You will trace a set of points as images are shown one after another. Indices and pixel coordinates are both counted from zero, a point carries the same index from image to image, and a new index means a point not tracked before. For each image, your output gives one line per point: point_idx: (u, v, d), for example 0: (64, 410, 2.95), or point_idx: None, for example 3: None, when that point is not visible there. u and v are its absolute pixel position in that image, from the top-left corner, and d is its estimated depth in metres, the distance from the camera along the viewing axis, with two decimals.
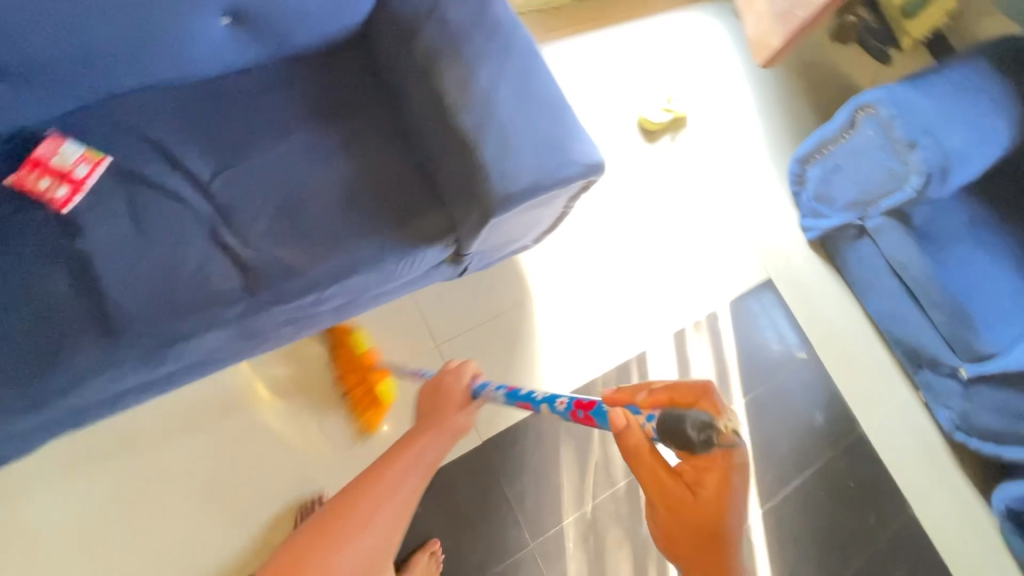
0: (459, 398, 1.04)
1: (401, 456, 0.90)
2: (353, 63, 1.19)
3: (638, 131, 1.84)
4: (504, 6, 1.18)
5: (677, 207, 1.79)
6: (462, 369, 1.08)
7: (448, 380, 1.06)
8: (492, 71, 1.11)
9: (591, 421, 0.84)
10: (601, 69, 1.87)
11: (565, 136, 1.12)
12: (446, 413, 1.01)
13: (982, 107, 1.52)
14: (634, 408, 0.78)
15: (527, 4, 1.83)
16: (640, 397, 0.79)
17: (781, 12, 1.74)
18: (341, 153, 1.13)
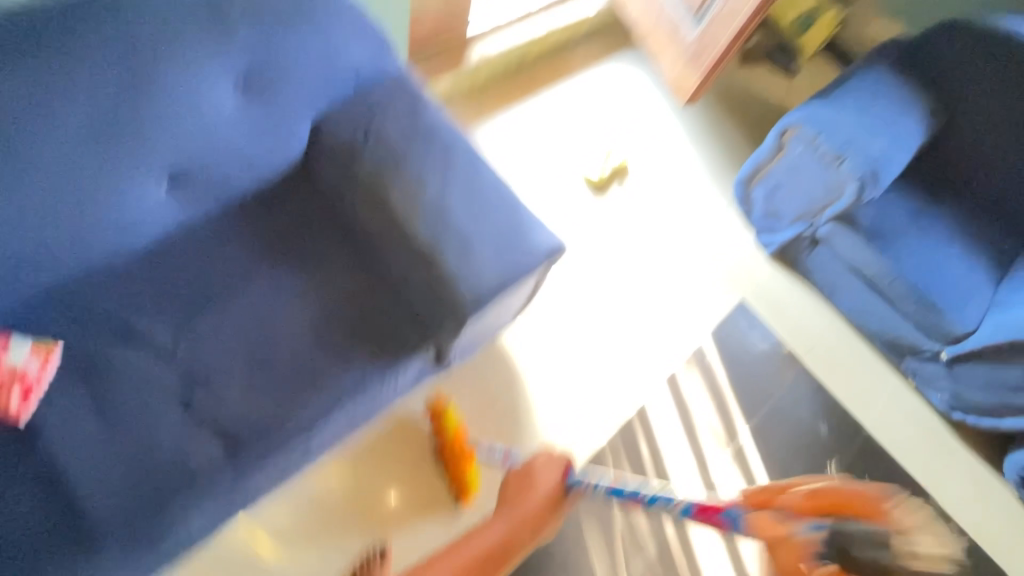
0: (549, 492, 0.89)
1: (477, 545, 0.76)
2: (296, 194, 1.20)
3: (585, 187, 1.90)
4: (437, 114, 1.23)
5: (640, 251, 1.83)
6: (552, 458, 0.95)
7: (539, 469, 0.93)
8: (440, 181, 1.15)
9: (716, 523, 0.72)
10: (538, 136, 1.94)
11: (523, 227, 1.16)
12: (532, 509, 0.85)
13: (889, 112, 1.65)
14: (779, 510, 0.64)
15: (455, 91, 1.91)
16: (785, 497, 0.65)
17: (690, 57, 1.83)
18: (302, 287, 1.12)
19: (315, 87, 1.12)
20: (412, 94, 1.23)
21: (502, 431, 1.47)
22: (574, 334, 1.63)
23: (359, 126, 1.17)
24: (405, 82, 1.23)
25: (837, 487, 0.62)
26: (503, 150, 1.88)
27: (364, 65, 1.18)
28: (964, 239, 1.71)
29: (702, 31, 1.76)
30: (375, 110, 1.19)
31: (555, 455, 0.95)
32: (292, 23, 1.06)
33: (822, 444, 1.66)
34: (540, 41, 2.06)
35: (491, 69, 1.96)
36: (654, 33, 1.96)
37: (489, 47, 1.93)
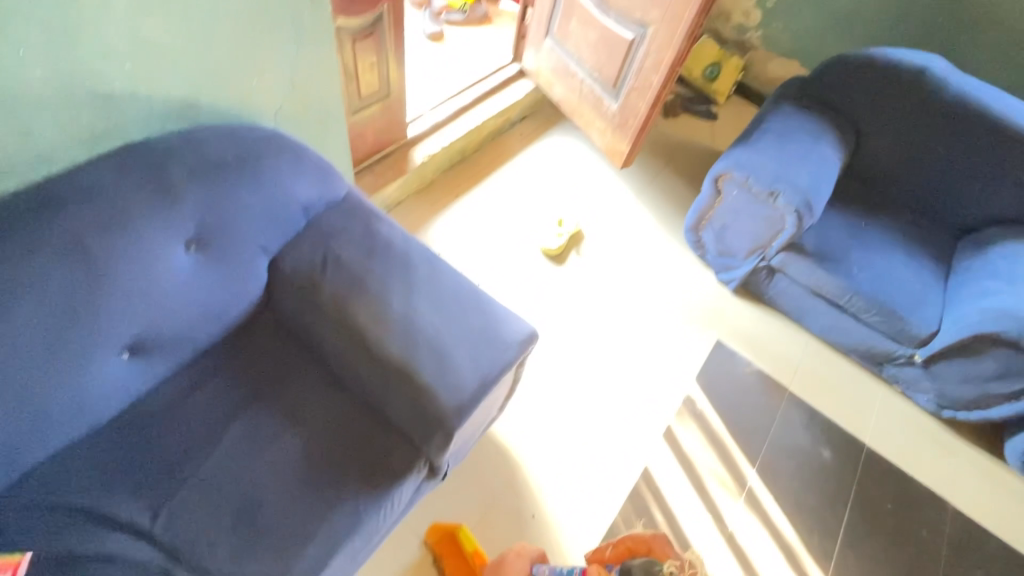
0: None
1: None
2: (267, 334, 1.21)
3: (545, 260, 1.96)
4: (391, 230, 1.28)
5: (610, 312, 1.87)
6: (522, 552, 1.22)
7: (511, 562, 1.20)
8: (404, 293, 1.17)
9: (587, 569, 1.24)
10: (492, 220, 2.02)
11: (492, 321, 1.17)
12: None
13: (806, 145, 1.78)
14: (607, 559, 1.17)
15: (405, 193, 1.98)
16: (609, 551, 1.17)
17: (616, 125, 1.95)
18: (283, 428, 1.10)
19: (266, 230, 1.16)
20: (364, 214, 1.28)
21: (511, 528, 1.41)
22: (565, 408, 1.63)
23: (316, 256, 1.20)
24: (355, 205, 1.29)
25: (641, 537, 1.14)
26: (461, 240, 1.94)
27: (312, 198, 1.23)
28: (903, 244, 1.82)
29: (623, 102, 1.89)
30: (330, 237, 1.23)
31: (525, 551, 1.22)
32: (236, 178, 1.10)
33: (831, 470, 1.65)
34: (477, 132, 2.17)
35: (435, 165, 2.05)
36: (580, 109, 2.10)
37: (432, 144, 2.02)
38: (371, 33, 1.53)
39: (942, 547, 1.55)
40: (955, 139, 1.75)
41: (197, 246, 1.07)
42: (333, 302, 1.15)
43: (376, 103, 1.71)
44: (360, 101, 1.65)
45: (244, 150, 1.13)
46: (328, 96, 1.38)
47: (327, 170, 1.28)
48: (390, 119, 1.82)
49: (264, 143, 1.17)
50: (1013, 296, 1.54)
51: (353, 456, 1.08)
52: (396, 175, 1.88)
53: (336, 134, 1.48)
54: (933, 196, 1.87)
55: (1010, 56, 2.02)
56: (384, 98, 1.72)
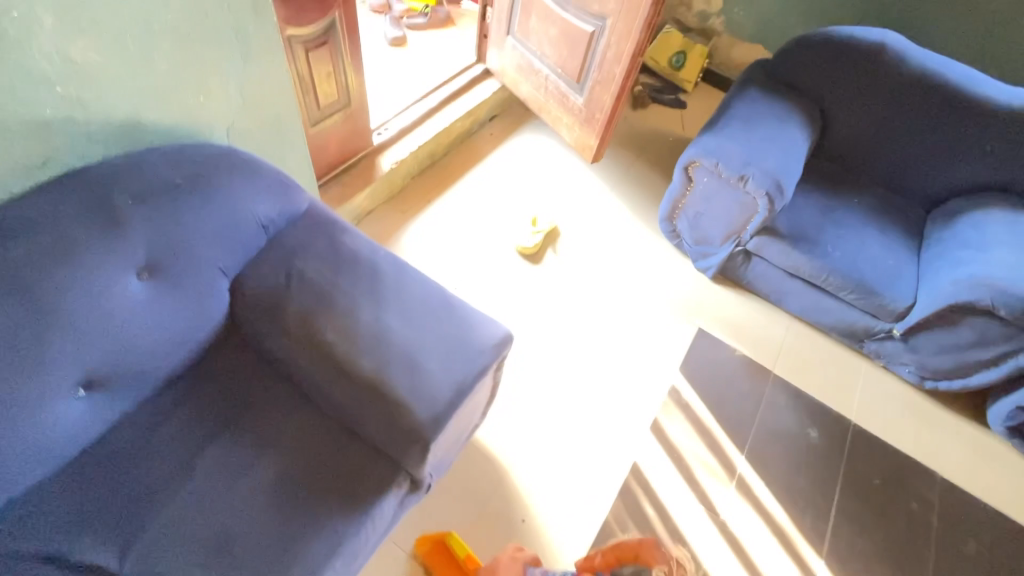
0: None
1: None
2: (235, 357, 1.17)
3: (522, 260, 1.94)
4: (358, 241, 1.25)
5: (591, 308, 1.86)
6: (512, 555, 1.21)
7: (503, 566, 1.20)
8: (373, 306, 1.14)
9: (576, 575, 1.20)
10: (465, 224, 1.99)
11: (464, 327, 1.14)
12: None
13: (773, 128, 1.78)
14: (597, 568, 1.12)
15: (374, 202, 1.94)
16: (597, 559, 1.13)
17: (584, 119, 1.94)
18: (255, 453, 1.06)
19: (224, 252, 1.12)
20: (328, 227, 1.25)
21: (502, 534, 1.39)
22: (550, 409, 1.61)
23: (280, 273, 1.17)
24: (317, 218, 1.26)
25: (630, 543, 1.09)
26: (435, 245, 1.91)
27: (272, 215, 1.20)
28: (875, 221, 1.83)
29: (588, 96, 1.87)
30: (293, 254, 1.19)
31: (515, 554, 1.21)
32: (187, 200, 1.07)
33: (820, 450, 1.65)
34: (446, 135, 2.14)
35: (405, 171, 2.02)
36: (546, 105, 2.08)
37: (399, 150, 1.98)
38: (325, 41, 1.49)
39: (932, 519, 1.56)
40: (918, 113, 1.77)
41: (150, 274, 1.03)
42: (300, 321, 1.12)
43: (337, 112, 1.67)
44: (320, 112, 1.61)
45: (193, 172, 1.10)
46: (283, 109, 1.34)
47: (286, 185, 1.24)
48: (353, 128, 1.78)
49: (215, 162, 1.13)
50: (984, 264, 1.55)
51: (329, 476, 1.05)
52: (364, 184, 1.85)
53: (296, 147, 1.44)
54: (902, 170, 1.89)
55: (968, 27, 2.04)
56: (345, 107, 1.69)
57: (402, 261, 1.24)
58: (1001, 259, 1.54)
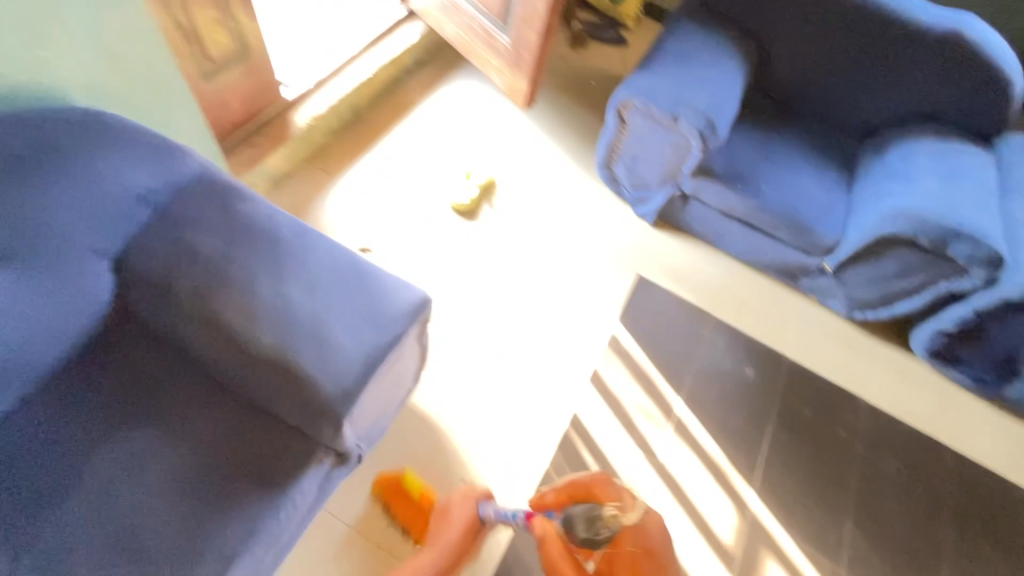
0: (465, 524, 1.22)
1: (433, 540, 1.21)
2: (129, 342, 1.10)
3: (456, 217, 1.86)
4: (256, 209, 1.15)
5: (528, 263, 1.82)
6: (466, 498, 1.26)
7: (456, 507, 1.24)
8: (274, 279, 1.07)
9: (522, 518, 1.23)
10: (395, 181, 1.88)
11: (375, 295, 1.08)
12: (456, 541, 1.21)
13: (705, 63, 1.71)
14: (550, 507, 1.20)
15: (292, 163, 1.81)
16: (549, 499, 1.20)
17: (511, 62, 1.82)
18: (159, 441, 1.01)
19: (94, 231, 1.02)
20: (220, 194, 1.14)
21: (443, 493, 1.39)
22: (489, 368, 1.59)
23: (168, 249, 1.07)
24: (208, 184, 1.14)
25: (583, 481, 1.17)
26: (362, 207, 1.81)
27: (152, 186, 1.09)
28: (809, 156, 1.81)
29: (514, 35, 1.74)
30: (182, 227, 1.09)
31: (470, 496, 1.26)
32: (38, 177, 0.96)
33: (753, 387, 1.69)
34: (368, 85, 1.99)
35: (324, 128, 1.88)
36: (473, 48, 1.94)
37: (315, 104, 1.83)
38: None
39: (855, 443, 1.65)
40: (851, 41, 1.72)
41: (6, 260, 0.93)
42: (194, 300, 1.04)
43: (233, 64, 1.51)
44: (212, 64, 1.45)
45: (44, 143, 0.98)
46: (156, 63, 1.19)
47: (166, 151, 1.13)
48: (257, 82, 1.62)
49: (68, 130, 1.01)
50: (909, 195, 1.56)
51: (242, 459, 1.01)
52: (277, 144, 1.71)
53: (181, 106, 1.30)
54: (836, 102, 1.86)
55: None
56: (242, 57, 1.52)
57: (307, 228, 1.16)
58: (924, 189, 1.55)
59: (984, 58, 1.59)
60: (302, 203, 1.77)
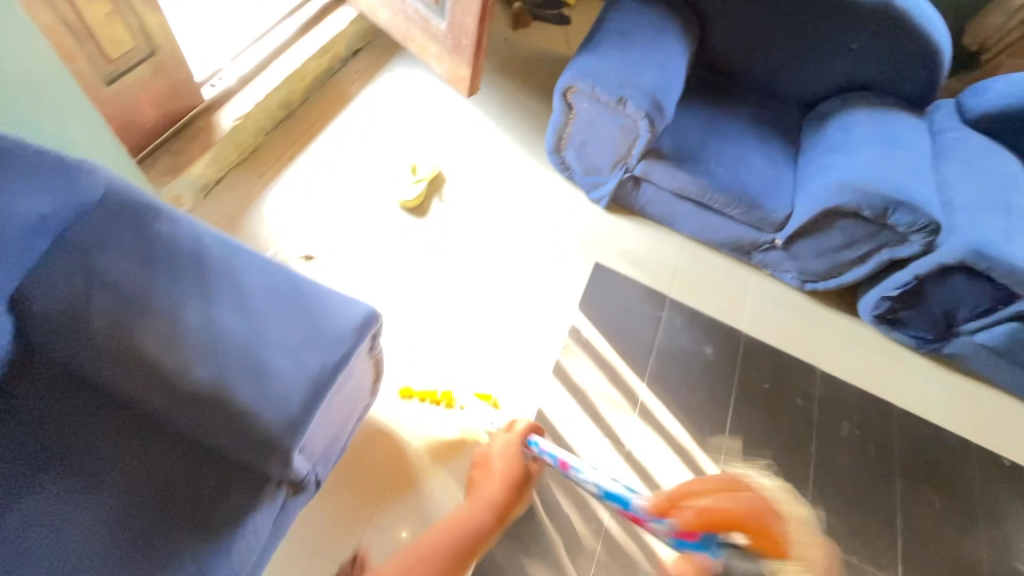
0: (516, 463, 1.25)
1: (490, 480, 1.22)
2: (39, 386, 0.99)
3: (404, 214, 1.78)
4: (176, 229, 1.05)
5: (483, 258, 1.77)
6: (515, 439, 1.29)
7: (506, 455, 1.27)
8: (202, 305, 0.98)
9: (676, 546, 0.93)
10: (335, 179, 1.77)
11: (315, 315, 1.01)
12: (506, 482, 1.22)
13: (649, 41, 1.67)
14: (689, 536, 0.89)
15: (220, 167, 1.67)
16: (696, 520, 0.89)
17: (451, 47, 1.72)
18: (83, 492, 0.92)
19: None
20: (133, 215, 1.05)
21: (409, 505, 1.36)
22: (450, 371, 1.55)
23: (75, 280, 0.97)
24: (117, 206, 1.05)
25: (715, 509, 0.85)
26: (302, 210, 1.70)
27: (47, 212, 0.97)
28: (755, 132, 1.81)
29: (452, 19, 1.65)
30: (88, 254, 0.98)
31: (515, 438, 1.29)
32: None
33: (714, 366, 1.71)
34: (300, 78, 1.85)
35: (254, 127, 1.74)
36: (409, 33, 1.83)
37: (241, 100, 1.68)
38: None
39: (812, 411, 1.70)
40: (790, 13, 1.71)
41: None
42: (109, 334, 0.94)
43: (139, 63, 1.35)
44: (113, 65, 1.30)
45: None
46: (40, 69, 1.05)
47: (65, 172, 1.02)
48: (171, 82, 1.47)
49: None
50: (851, 166, 1.58)
51: (182, 501, 0.93)
52: (201, 149, 1.57)
53: (79, 115, 1.16)
54: (779, 75, 1.86)
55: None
56: (149, 54, 1.37)
57: (235, 245, 1.08)
58: (865, 160, 1.58)
59: (916, 27, 1.62)
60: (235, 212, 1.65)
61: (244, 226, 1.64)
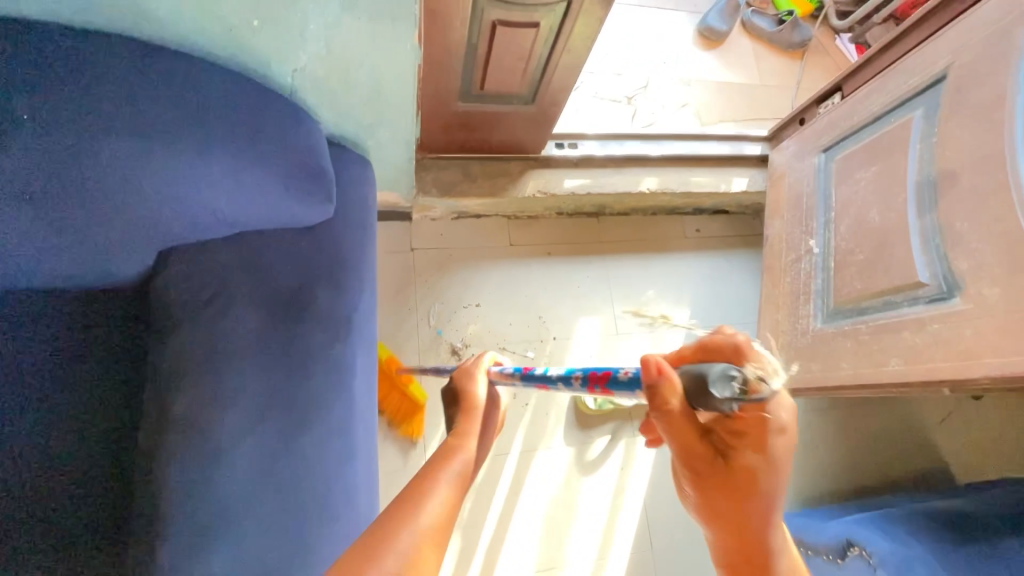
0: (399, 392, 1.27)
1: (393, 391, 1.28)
2: (123, 322, 0.89)
3: (569, 407, 1.42)
4: (328, 315, 0.88)
5: (579, 532, 1.34)
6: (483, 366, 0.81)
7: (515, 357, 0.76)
8: (246, 416, 0.80)
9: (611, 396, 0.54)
10: (555, 312, 1.47)
11: (295, 547, 0.78)
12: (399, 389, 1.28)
13: None
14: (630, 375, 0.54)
15: (492, 209, 1.47)
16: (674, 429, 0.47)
17: (798, 347, 1.20)
18: (52, 434, 0.84)
19: (149, 229, 0.78)
20: (314, 270, 0.89)
21: None
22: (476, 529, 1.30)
23: (203, 289, 0.83)
24: (309, 249, 0.90)
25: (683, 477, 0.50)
26: (500, 310, 1.44)
27: (247, 217, 0.83)
28: None
29: (829, 334, 1.12)
30: (250, 270, 0.86)
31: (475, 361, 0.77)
32: (129, 154, 0.69)
33: None
34: (638, 198, 1.51)
35: (552, 204, 1.48)
36: (780, 273, 1.33)
37: (568, 181, 1.41)
38: (536, 24, 0.92)
39: None
40: None
41: (14, 202, 0.68)
42: (175, 353, 0.82)
43: (505, 103, 1.14)
44: (479, 93, 1.09)
45: (172, 128, 0.71)
46: (386, 83, 0.86)
47: (307, 181, 0.84)
48: (519, 132, 1.25)
49: (237, 128, 0.76)
50: None
51: (73, 556, 0.82)
52: (488, 191, 1.35)
53: (394, 129, 0.99)
54: None
55: None
56: (523, 103, 1.15)
57: (346, 379, 0.87)
58: None
59: None
60: (460, 254, 1.45)
61: (450, 274, 1.44)
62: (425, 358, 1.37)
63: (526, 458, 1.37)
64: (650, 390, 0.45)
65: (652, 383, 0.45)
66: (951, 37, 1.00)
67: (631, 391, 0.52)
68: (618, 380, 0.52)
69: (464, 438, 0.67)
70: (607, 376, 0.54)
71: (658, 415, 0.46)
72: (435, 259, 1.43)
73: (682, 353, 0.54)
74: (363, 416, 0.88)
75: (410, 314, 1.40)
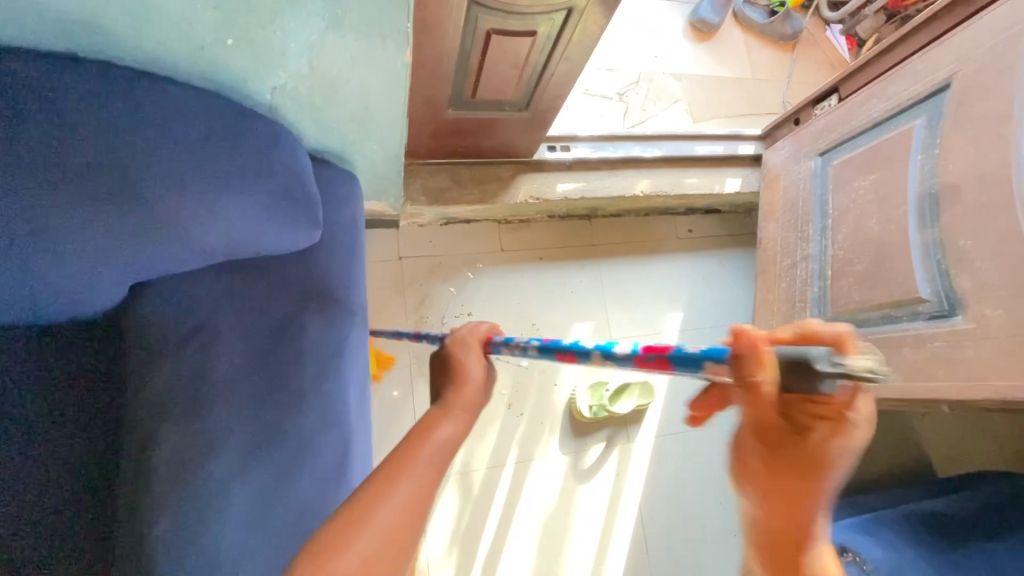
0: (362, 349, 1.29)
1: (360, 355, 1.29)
2: (94, 357, 0.83)
3: (564, 414, 1.41)
4: (319, 347, 0.84)
5: (577, 540, 1.34)
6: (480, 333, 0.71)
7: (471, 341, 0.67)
8: (238, 459, 0.76)
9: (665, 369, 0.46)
10: (549, 318, 1.44)
11: None
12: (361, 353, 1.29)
13: None
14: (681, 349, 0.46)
15: (482, 214, 1.42)
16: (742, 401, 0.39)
17: None
18: (20, 481, 0.78)
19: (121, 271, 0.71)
20: (303, 299, 0.85)
21: None
22: (473, 541, 1.29)
23: (183, 323, 0.78)
24: (296, 278, 0.85)
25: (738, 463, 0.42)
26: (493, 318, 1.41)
27: (231, 252, 0.77)
28: None
29: None
30: (234, 303, 0.81)
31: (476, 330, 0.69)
32: (97, 190, 0.63)
33: None
34: (632, 200, 1.48)
35: (544, 208, 1.43)
36: (774, 278, 1.32)
37: (561, 185, 1.36)
38: (533, 32, 0.87)
39: None
40: None
41: None
42: (156, 395, 0.76)
43: (498, 110, 1.09)
44: (471, 100, 1.04)
45: (144, 160, 0.65)
46: (375, 98, 0.80)
47: (294, 209, 0.79)
48: (512, 138, 1.20)
49: (215, 157, 0.70)
50: None
51: None
52: (479, 197, 1.29)
53: (382, 144, 0.93)
54: None
55: None
56: (517, 110, 1.09)
57: (340, 412, 0.84)
58: None
59: None
60: (450, 261, 1.41)
61: (440, 282, 1.39)
62: (416, 370, 1.33)
63: (522, 467, 1.35)
64: (734, 358, 0.38)
65: (742, 350, 0.37)
66: (954, 44, 0.99)
67: (694, 371, 0.44)
68: (682, 359, 0.44)
69: (453, 420, 0.60)
70: (668, 362, 0.45)
71: (736, 385, 0.39)
72: (424, 268, 1.38)
73: (779, 339, 0.40)
74: (357, 448, 0.86)
75: (400, 326, 1.35)
